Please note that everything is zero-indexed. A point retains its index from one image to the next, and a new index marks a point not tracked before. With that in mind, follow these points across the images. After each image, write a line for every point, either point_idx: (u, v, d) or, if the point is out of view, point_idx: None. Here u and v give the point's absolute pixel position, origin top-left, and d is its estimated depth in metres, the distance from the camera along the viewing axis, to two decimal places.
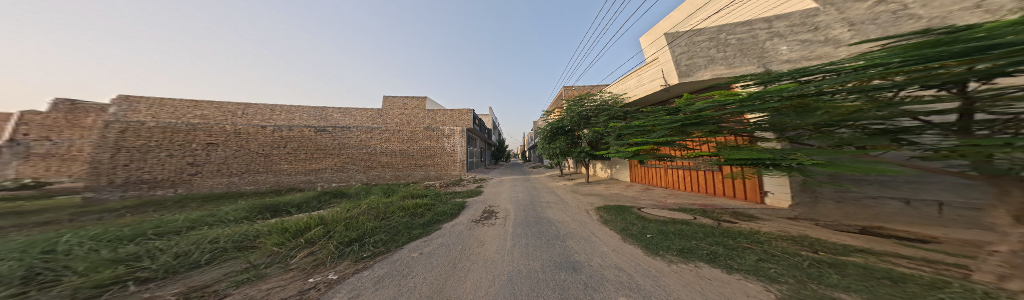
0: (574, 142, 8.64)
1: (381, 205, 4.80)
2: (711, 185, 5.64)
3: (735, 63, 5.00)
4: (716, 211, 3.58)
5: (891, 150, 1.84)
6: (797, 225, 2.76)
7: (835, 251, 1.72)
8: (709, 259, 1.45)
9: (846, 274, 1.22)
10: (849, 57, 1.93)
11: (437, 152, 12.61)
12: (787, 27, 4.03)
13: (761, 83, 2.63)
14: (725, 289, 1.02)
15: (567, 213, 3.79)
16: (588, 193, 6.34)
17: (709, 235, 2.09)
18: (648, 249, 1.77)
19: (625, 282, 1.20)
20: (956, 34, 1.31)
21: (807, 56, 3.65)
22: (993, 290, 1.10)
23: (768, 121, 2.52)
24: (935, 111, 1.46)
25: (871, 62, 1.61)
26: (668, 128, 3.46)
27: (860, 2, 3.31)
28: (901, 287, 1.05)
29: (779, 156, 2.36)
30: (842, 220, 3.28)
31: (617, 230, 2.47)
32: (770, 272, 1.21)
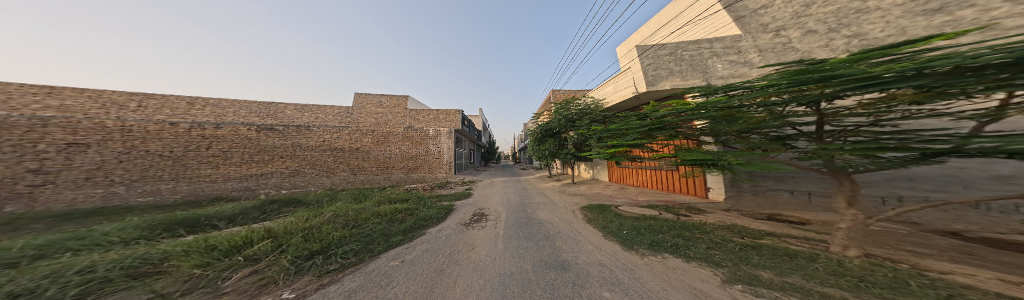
0: (560, 145, 9.16)
1: (354, 212, 4.20)
2: (669, 184, 6.56)
3: (688, 77, 5.89)
4: (676, 207, 4.21)
5: (781, 153, 2.51)
6: (729, 216, 3.45)
7: (754, 236, 2.21)
8: (673, 251, 1.70)
9: (762, 253, 1.59)
10: (759, 79, 2.53)
11: (421, 154, 11.68)
12: (722, 48, 5.58)
13: (705, 95, 3.21)
14: (685, 277, 1.20)
15: (556, 213, 3.96)
16: (573, 193, 6.74)
17: (672, 228, 2.45)
18: (623, 244, 1.98)
19: (607, 277, 1.30)
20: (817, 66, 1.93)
21: (734, 74, 5.30)
22: (841, 257, 1.57)
23: (710, 128, 3.10)
24: (803, 122, 2.10)
25: (771, 83, 2.23)
26: (637, 132, 3.92)
27: (765, 35, 5.10)
28: (795, 261, 1.41)
29: (714, 157, 2.96)
30: (757, 209, 4.23)
31: (598, 228, 2.70)
32: (715, 257, 1.49)
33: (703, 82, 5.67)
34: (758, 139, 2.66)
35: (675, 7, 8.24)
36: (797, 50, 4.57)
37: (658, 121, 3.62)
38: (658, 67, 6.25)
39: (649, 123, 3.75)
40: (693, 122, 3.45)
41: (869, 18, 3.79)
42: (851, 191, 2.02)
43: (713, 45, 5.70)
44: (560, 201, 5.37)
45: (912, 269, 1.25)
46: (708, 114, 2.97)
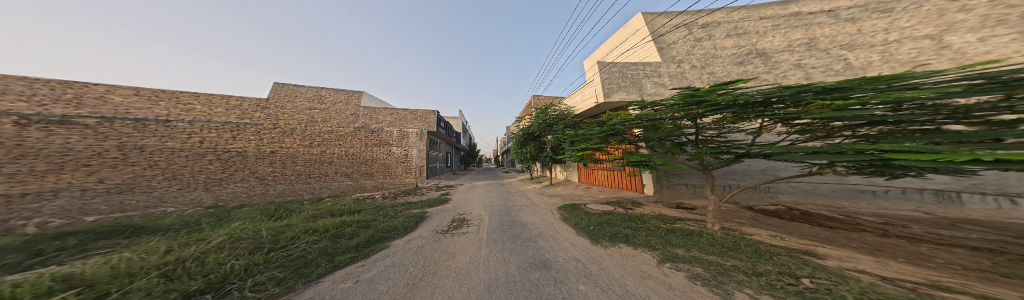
0: (540, 148, 9.76)
1: (271, 233, 3.06)
2: (618, 183, 7.91)
3: (630, 92, 7.17)
4: (625, 202, 5.26)
5: (682, 155, 3.60)
6: (657, 207, 4.63)
7: (673, 222, 3.09)
8: (626, 241, 2.19)
9: (678, 237, 2.29)
10: (671, 100, 3.46)
11: (374, 161, 10.10)
12: (652, 71, 7.36)
13: (641, 108, 4.07)
14: (635, 263, 1.65)
15: (537, 215, 4.20)
16: (549, 194, 7.42)
17: (624, 221, 3.10)
18: (590, 238, 2.40)
19: (582, 270, 1.56)
20: (697, 95, 3.03)
21: (659, 93, 7.06)
22: (714, 234, 2.45)
23: (644, 135, 4.02)
24: (695, 130, 3.21)
25: (676, 103, 3.31)
26: (598, 137, 4.58)
27: (675, 65, 7.43)
28: (696, 242, 2.12)
29: (645, 161, 3.89)
30: (668, 198, 5.86)
31: (572, 225, 3.11)
32: (651, 244, 2.05)
33: (638, 98, 7.09)
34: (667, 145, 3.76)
35: (623, 32, 9.82)
36: (691, 77, 7.25)
37: (611, 129, 4.34)
38: (612, 82, 7.27)
39: (606, 129, 4.45)
40: (635, 130, 4.29)
41: (721, 57, 7.49)
42: (714, 182, 3.16)
43: (645, 68, 7.33)
44: (535, 203, 5.69)
45: (745, 243, 2.11)
46: (642, 124, 3.87)
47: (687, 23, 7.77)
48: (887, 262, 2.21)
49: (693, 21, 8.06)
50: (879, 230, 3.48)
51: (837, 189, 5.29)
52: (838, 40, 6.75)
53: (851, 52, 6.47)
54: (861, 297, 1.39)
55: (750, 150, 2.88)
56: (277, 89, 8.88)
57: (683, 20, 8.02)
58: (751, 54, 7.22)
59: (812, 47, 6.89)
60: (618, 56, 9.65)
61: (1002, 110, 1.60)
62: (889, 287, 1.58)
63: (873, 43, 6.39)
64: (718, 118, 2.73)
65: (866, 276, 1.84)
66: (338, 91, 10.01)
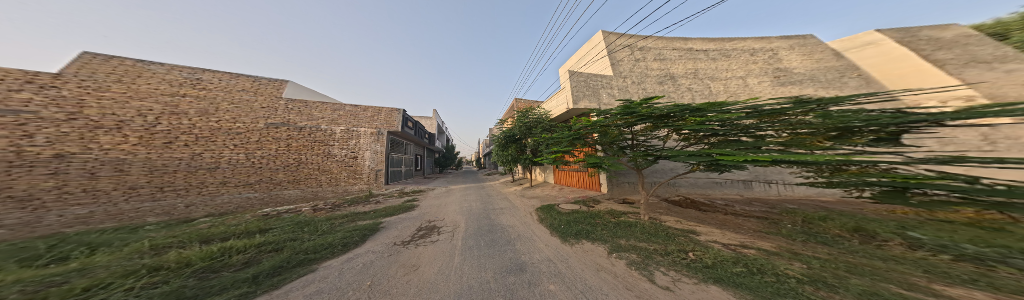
0: (520, 151, 10.11)
1: (27, 289, 1.76)
2: (582, 182, 8.95)
3: (591, 100, 8.14)
4: (588, 200, 6.13)
5: (622, 156, 4.49)
6: (609, 202, 5.63)
7: (620, 215, 3.91)
8: (588, 238, 2.76)
9: (623, 231, 3.02)
10: (614, 110, 4.26)
11: (290, 167, 8.42)
12: (609, 83, 8.55)
13: (596, 115, 4.77)
14: (594, 257, 2.17)
15: (517, 217, 4.38)
16: (525, 196, 7.80)
17: (585, 217, 3.70)
18: (560, 238, 2.83)
19: (554, 269, 1.85)
20: (630, 107, 3.93)
21: (613, 103, 8.33)
22: (645, 225, 3.30)
23: (597, 139, 4.75)
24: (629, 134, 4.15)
25: (617, 112, 4.17)
26: (564, 139, 5.09)
27: (621, 79, 8.90)
28: (635, 235, 2.87)
29: (596, 163, 4.58)
30: (619, 195, 7.24)
31: (546, 225, 3.49)
32: (608, 240, 2.67)
33: (597, 106, 8.15)
34: (614, 147, 4.64)
35: (585, 46, 11.01)
36: (634, 91, 8.85)
37: (574, 132, 4.92)
38: (578, 89, 8.05)
39: (570, 133, 5.00)
40: (593, 134, 4.96)
41: (653, 73, 9.48)
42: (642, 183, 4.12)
43: (604, 81, 8.48)
44: (508, 205, 5.89)
45: (664, 232, 2.98)
46: (595, 128, 4.59)
47: (629, 44, 9.39)
48: (729, 232, 3.54)
49: (629, 43, 9.77)
50: (723, 210, 5.45)
51: (704, 180, 7.83)
52: (707, 73, 9.68)
53: (713, 82, 9.44)
54: (713, 259, 2.25)
55: (662, 153, 3.90)
56: (124, 69, 6.33)
57: (626, 41, 9.62)
58: (669, 77, 9.43)
59: (695, 75, 9.61)
60: (583, 66, 10.75)
61: (761, 131, 3.10)
62: (727, 251, 2.59)
63: (721, 77, 9.54)
64: (647, 122, 3.75)
65: (719, 244, 2.88)
66: (242, 79, 8.15)
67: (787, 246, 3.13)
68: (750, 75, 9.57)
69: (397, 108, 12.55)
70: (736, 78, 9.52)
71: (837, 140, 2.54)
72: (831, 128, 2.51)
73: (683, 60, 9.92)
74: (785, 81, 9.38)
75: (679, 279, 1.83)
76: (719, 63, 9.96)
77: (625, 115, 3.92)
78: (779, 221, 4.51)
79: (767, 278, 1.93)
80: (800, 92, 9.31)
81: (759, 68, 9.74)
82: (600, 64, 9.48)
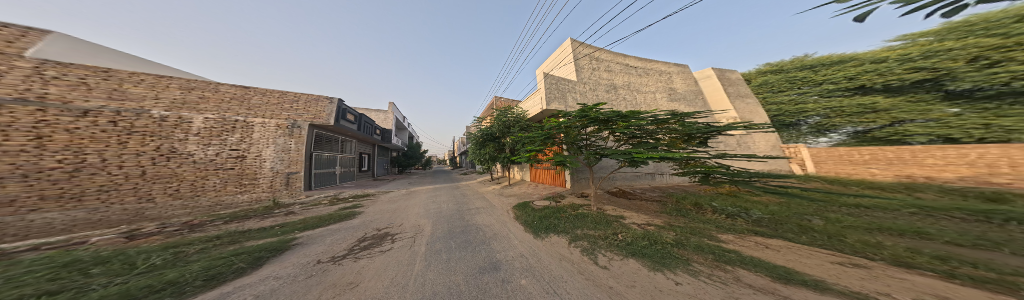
0: (497, 150, 10.54)
1: None
2: (550, 179, 9.90)
3: (560, 103, 8.83)
4: (556, 196, 7.09)
5: (578, 155, 5.11)
6: (572, 197, 6.73)
7: (582, 210, 4.90)
8: (548, 229, 3.65)
9: (579, 223, 4.02)
10: (573, 113, 4.90)
11: (40, 179, 5.04)
12: (575, 89, 9.43)
13: (560, 116, 5.24)
14: (555, 246, 2.96)
15: (493, 216, 4.90)
16: (500, 195, 8.40)
17: (553, 213, 4.60)
18: (532, 233, 3.53)
19: (524, 260, 2.41)
20: (583, 110, 4.66)
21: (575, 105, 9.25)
22: (595, 216, 4.49)
23: (561, 139, 5.25)
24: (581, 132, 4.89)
25: (574, 114, 4.81)
26: (534, 138, 5.41)
27: (580, 83, 9.86)
28: (584, 226, 3.91)
29: (561, 161, 5.04)
30: (580, 187, 8.51)
31: (521, 222, 4.20)
32: (564, 229, 3.64)
33: (566, 109, 8.91)
34: (574, 147, 5.23)
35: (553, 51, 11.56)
36: (592, 97, 10.07)
37: (541, 132, 5.26)
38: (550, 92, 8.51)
39: (540, 133, 5.35)
40: (559, 133, 5.45)
41: (603, 79, 10.93)
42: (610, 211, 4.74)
43: (569, 87, 9.30)
44: (482, 206, 6.36)
45: (610, 224, 4.07)
46: (557, 128, 5.13)
47: (587, 53, 10.45)
48: (643, 213, 5.04)
49: (588, 51, 10.77)
50: (638, 196, 7.33)
51: (629, 175, 10.10)
52: (635, 86, 11.96)
53: (639, 94, 11.83)
54: (633, 239, 3.37)
55: (604, 152, 4.73)
56: None
57: (584, 48, 10.58)
58: (614, 87, 11.13)
59: (628, 86, 11.69)
60: (553, 67, 11.25)
61: (658, 130, 4.79)
62: (639, 229, 3.89)
63: (643, 91, 12.07)
64: (597, 120, 4.64)
65: (638, 225, 4.20)
66: None
67: (670, 218, 4.74)
68: (655, 92, 12.51)
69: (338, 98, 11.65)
70: (649, 93, 12.22)
71: (686, 142, 4.66)
72: (680, 134, 4.65)
73: (616, 70, 11.73)
74: (674, 98, 12.78)
75: (613, 257, 2.71)
76: (641, 79, 12.38)
77: (578, 116, 4.65)
78: (664, 201, 6.61)
79: (659, 246, 3.10)
80: (676, 104, 12.79)
81: (659, 85, 12.77)
82: (568, 68, 10.14)
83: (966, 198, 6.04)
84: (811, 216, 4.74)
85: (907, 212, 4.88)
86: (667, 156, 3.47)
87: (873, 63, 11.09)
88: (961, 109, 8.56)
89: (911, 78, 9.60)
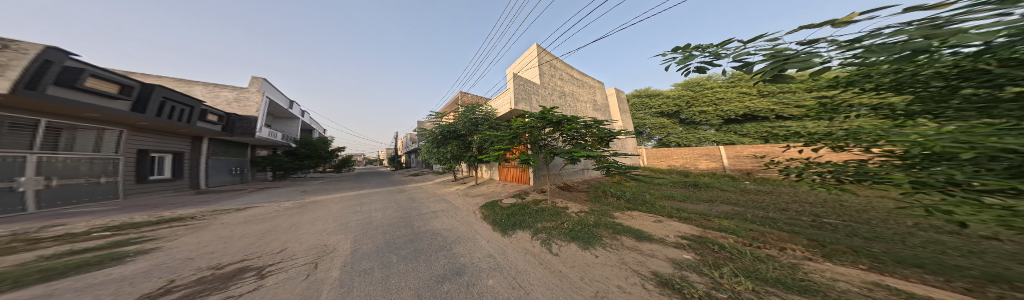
0: (461, 148, 10.14)
1: None
2: (515, 177, 10.17)
3: (524, 104, 9.29)
4: (523, 192, 7.68)
5: (538, 154, 5.45)
6: (535, 193, 7.44)
7: (543, 205, 5.80)
8: (513, 226, 4.53)
9: (539, 218, 4.93)
10: (534, 115, 5.19)
11: None
12: (535, 91, 10.02)
13: (526, 116, 5.40)
14: (522, 241, 3.75)
15: (456, 218, 5.09)
16: (459, 195, 8.34)
17: (518, 211, 5.42)
18: (502, 232, 4.28)
19: (490, 259, 2.86)
20: (543, 113, 4.96)
21: (534, 106, 9.77)
22: (553, 208, 5.52)
23: (529, 141, 5.50)
24: (538, 129, 5.16)
25: (536, 114, 5.01)
26: (504, 136, 5.57)
27: (537, 84, 10.23)
28: (543, 218, 4.88)
29: (525, 160, 5.29)
30: (541, 183, 9.17)
31: (489, 222, 4.85)
32: (522, 223, 4.68)
33: (530, 110, 9.46)
34: (537, 147, 5.56)
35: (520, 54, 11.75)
36: (550, 100, 10.92)
37: (510, 132, 5.46)
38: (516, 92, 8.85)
39: (509, 132, 5.56)
40: (525, 134, 5.66)
41: (553, 82, 11.53)
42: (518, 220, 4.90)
43: (530, 88, 9.80)
44: (440, 209, 6.03)
45: (561, 213, 5.10)
46: (519, 127, 5.33)
47: (545, 56, 10.96)
48: (580, 202, 6.12)
49: (548, 58, 11.38)
50: (579, 189, 8.58)
51: (570, 170, 11.76)
52: (575, 94, 13.14)
53: (578, 104, 13.18)
54: (577, 223, 4.48)
55: (558, 151, 5.21)
56: None
57: (544, 50, 11.00)
58: (563, 93, 12.12)
59: (572, 96, 12.75)
60: (518, 65, 11.38)
61: (592, 125, 5.37)
62: (581, 214, 5.03)
63: (580, 99, 13.50)
64: (553, 119, 5.03)
65: (578, 208, 5.49)
66: None
67: (595, 203, 5.97)
68: (586, 105, 13.82)
69: (50, 45, 5.88)
70: (584, 103, 13.70)
71: (602, 143, 5.41)
72: (599, 136, 5.32)
73: (563, 75, 12.49)
74: (598, 108, 15.01)
75: (562, 244, 3.62)
76: (579, 90, 13.73)
77: (539, 116, 4.95)
78: (590, 190, 8.13)
79: (595, 226, 4.26)
80: (596, 112, 14.86)
81: (586, 92, 14.32)
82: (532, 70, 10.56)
83: (680, 175, 11.39)
84: (664, 192, 7.59)
85: (697, 184, 8.74)
86: (587, 154, 4.38)
87: (667, 97, 17.88)
88: (682, 127, 17.15)
89: (670, 108, 17.47)
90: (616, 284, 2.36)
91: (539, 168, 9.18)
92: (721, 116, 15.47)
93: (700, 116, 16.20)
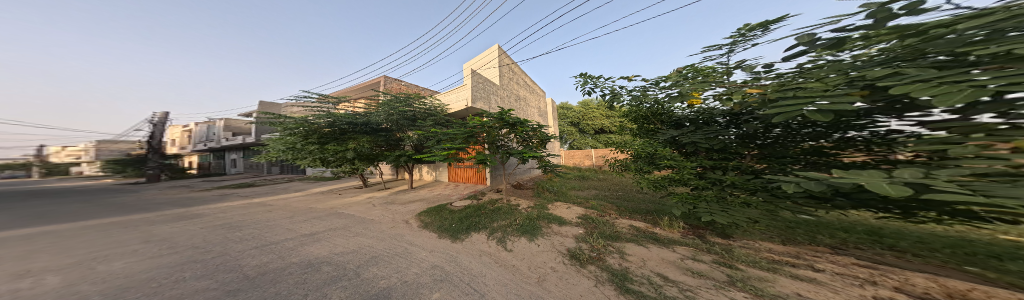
0: (377, 145, 10.00)
1: None
2: (470, 177, 9.98)
3: (480, 103, 9.38)
4: (478, 193, 7.73)
5: (495, 153, 5.83)
6: (491, 192, 7.69)
7: (492, 202, 6.35)
8: (467, 228, 4.82)
9: (489, 216, 5.34)
10: (492, 115, 5.48)
11: None
12: (493, 92, 10.35)
13: (486, 115, 5.62)
14: (474, 245, 4.05)
15: (401, 235, 4.79)
16: (387, 206, 7.53)
17: (472, 212, 5.62)
18: (454, 237, 4.44)
19: (444, 266, 3.14)
20: (502, 114, 5.32)
21: (491, 106, 10.06)
22: (504, 205, 6.07)
23: (488, 141, 5.77)
24: (494, 130, 5.54)
25: (496, 115, 5.34)
26: (460, 135, 5.61)
27: (495, 85, 10.54)
28: (490, 215, 5.35)
29: (481, 160, 5.48)
30: (496, 183, 9.46)
31: (438, 228, 5.07)
32: (474, 223, 5.00)
33: (486, 109, 9.66)
34: (495, 147, 5.84)
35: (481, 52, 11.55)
36: (507, 101, 11.44)
37: (468, 131, 5.59)
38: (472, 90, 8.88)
39: (465, 131, 5.63)
40: (483, 134, 5.91)
41: (512, 85, 12.24)
42: (464, 219, 5.26)
43: (487, 87, 10.01)
44: (302, 234, 4.86)
45: (511, 209, 5.68)
46: (478, 126, 5.52)
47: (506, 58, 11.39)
48: (528, 198, 6.91)
49: (507, 62, 11.85)
50: (528, 187, 9.55)
51: (521, 169, 12.81)
52: (526, 98, 14.36)
53: (528, 108, 14.53)
54: (525, 215, 5.22)
55: (512, 151, 5.72)
56: None
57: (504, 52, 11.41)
58: (518, 96, 13.05)
59: (524, 99, 13.90)
60: (478, 61, 11.26)
61: (541, 128, 6.14)
62: (529, 208, 5.80)
63: (530, 103, 14.92)
64: (509, 118, 5.48)
65: (525, 203, 6.28)
66: None
67: (538, 198, 6.99)
68: (533, 110, 15.44)
69: None
70: (533, 108, 15.27)
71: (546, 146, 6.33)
72: (541, 139, 6.14)
73: (519, 80, 13.41)
74: (541, 112, 17.04)
75: (515, 240, 4.06)
76: (530, 96, 15.17)
77: (499, 117, 5.31)
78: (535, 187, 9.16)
79: (534, 215, 5.21)
80: (541, 116, 16.74)
81: (535, 98, 15.94)
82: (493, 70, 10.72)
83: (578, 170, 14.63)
84: (584, 183, 9.74)
85: (600, 176, 11.66)
86: (534, 155, 5.11)
87: (574, 110, 22.82)
88: (581, 134, 21.78)
89: (569, 119, 22.30)
90: (550, 265, 3.07)
91: (494, 168, 9.48)
92: (597, 126, 21.30)
93: (586, 127, 21.52)
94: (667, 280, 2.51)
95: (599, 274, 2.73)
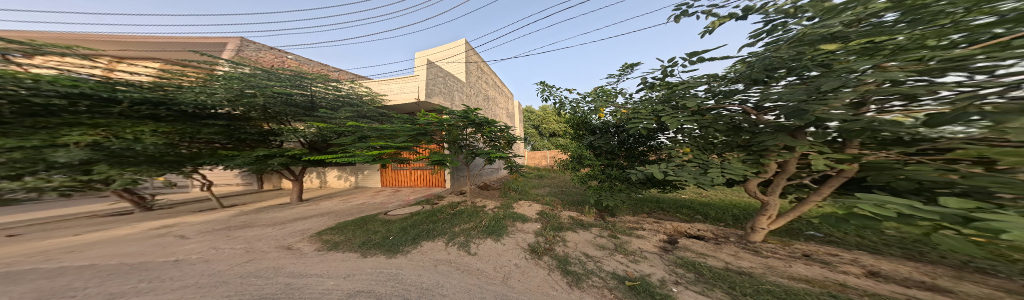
0: (198, 141, 5.91)
1: None
2: (421, 181, 8.19)
3: (435, 98, 8.36)
4: (432, 198, 6.51)
5: (456, 152, 5.45)
6: (453, 196, 6.81)
7: (451, 205, 5.63)
8: (411, 237, 3.88)
9: (443, 221, 4.66)
10: (456, 112, 5.18)
11: None
12: (455, 89, 9.55)
13: (449, 112, 5.21)
14: (420, 255, 3.32)
15: (285, 265, 3.02)
16: (233, 233, 4.35)
17: (423, 219, 4.67)
18: (390, 252, 3.41)
19: (375, 289, 2.35)
20: (467, 113, 5.15)
21: (452, 103, 9.19)
22: (468, 207, 5.58)
23: (448, 140, 5.36)
24: (453, 128, 5.23)
25: (456, 114, 5.15)
26: (408, 134, 4.90)
27: (457, 81, 9.74)
28: (445, 220, 4.70)
29: (440, 160, 4.94)
30: (456, 185, 8.46)
31: (360, 244, 3.66)
32: (425, 231, 4.16)
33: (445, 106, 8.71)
34: (455, 147, 5.50)
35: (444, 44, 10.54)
36: (472, 100, 10.83)
37: (421, 128, 5.02)
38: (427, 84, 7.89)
39: (418, 128, 4.99)
40: (440, 133, 5.48)
41: (478, 83, 11.78)
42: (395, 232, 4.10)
43: (448, 81, 9.14)
44: None
45: (474, 211, 5.30)
46: (434, 125, 5.06)
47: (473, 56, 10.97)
48: (494, 198, 6.79)
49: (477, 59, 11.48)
50: (494, 187, 9.31)
51: (489, 169, 12.41)
52: (494, 97, 14.29)
53: (496, 107, 14.45)
54: (490, 216, 5.01)
55: (478, 151, 5.58)
56: None
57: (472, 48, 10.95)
58: (485, 96, 12.72)
59: (491, 98, 13.73)
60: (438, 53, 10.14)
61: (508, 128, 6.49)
62: (491, 207, 5.71)
63: (497, 103, 14.89)
64: (476, 116, 5.37)
65: (490, 203, 6.14)
66: None
67: (504, 197, 7.05)
68: (501, 110, 15.49)
69: None
70: (500, 108, 15.37)
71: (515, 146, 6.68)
72: (509, 139, 6.36)
73: (487, 79, 13.14)
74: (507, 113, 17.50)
75: (478, 243, 3.81)
76: (498, 97, 15.23)
77: (461, 117, 5.12)
78: (501, 187, 9.15)
79: (496, 213, 5.23)
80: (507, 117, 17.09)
81: (502, 99, 16.13)
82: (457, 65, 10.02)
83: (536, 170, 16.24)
84: (544, 181, 11.02)
85: (555, 174, 13.65)
86: (501, 154, 5.31)
87: (530, 118, 25.41)
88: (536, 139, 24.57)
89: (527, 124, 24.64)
90: (514, 262, 3.22)
91: (455, 169, 8.47)
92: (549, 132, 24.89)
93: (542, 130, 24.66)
94: (588, 256, 3.43)
95: (550, 263, 3.21)
